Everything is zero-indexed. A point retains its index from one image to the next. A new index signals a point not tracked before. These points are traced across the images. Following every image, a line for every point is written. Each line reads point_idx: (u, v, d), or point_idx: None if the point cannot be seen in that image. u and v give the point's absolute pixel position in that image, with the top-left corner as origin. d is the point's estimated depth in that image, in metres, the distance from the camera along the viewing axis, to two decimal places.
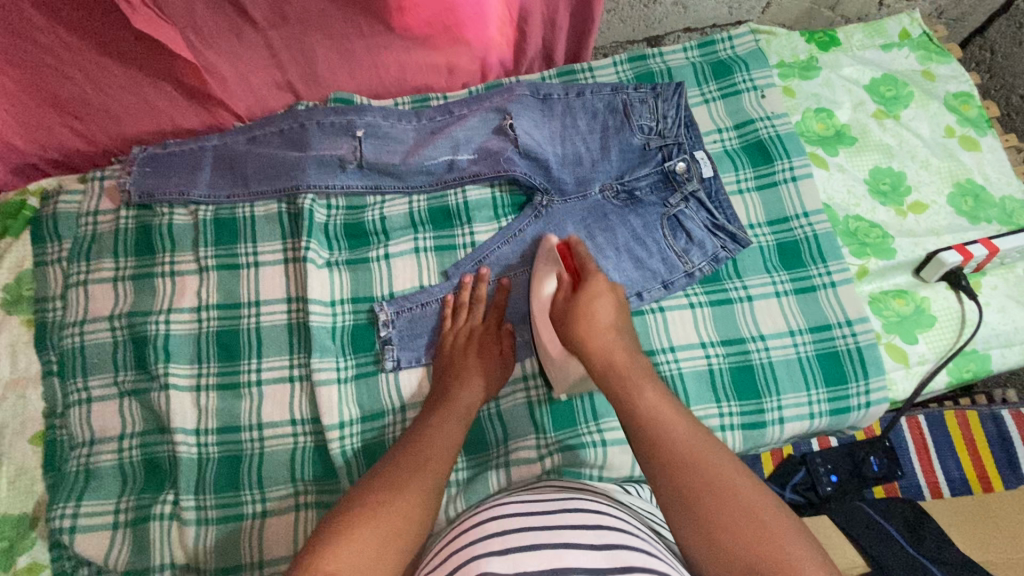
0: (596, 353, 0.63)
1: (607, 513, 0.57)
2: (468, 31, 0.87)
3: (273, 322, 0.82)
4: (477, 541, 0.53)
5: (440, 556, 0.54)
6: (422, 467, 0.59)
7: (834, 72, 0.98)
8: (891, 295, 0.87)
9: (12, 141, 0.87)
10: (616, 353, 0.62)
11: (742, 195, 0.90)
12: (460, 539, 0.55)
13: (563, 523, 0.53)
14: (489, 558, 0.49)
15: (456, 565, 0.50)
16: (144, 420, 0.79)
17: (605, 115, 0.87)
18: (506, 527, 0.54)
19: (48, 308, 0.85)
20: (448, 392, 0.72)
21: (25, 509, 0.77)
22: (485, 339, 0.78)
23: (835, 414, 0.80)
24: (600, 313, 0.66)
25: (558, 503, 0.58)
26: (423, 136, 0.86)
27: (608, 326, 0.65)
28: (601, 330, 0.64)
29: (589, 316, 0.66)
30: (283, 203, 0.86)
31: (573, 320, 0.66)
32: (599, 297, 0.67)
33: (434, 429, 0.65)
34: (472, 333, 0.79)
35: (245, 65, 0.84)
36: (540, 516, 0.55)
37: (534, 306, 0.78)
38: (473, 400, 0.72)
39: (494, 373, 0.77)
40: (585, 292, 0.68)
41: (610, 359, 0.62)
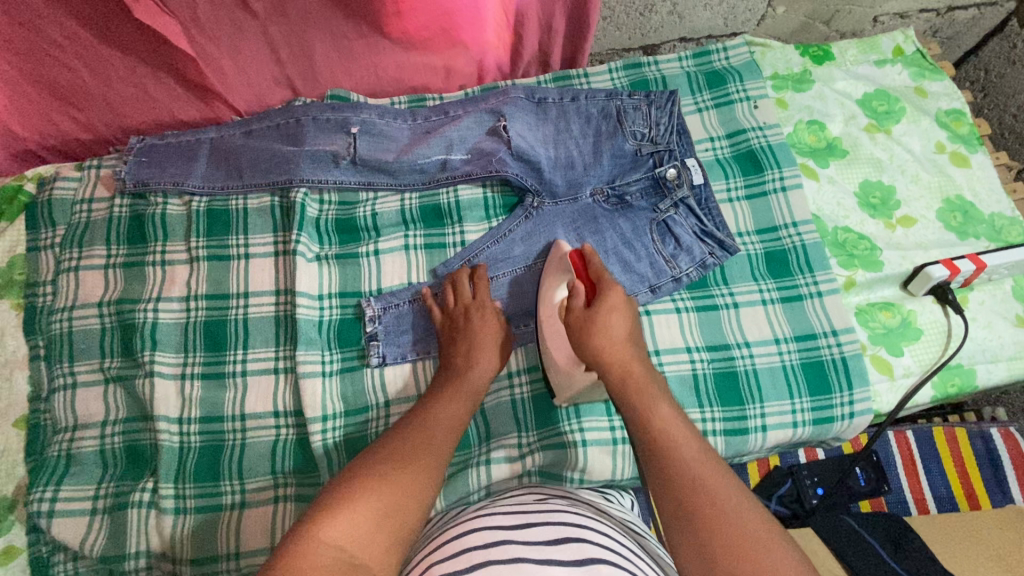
0: (615, 368, 0.64)
1: (590, 527, 0.56)
2: (465, 33, 0.89)
3: (261, 314, 0.83)
4: (450, 555, 0.52)
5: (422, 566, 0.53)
6: (425, 449, 0.59)
7: (828, 85, 0.99)
8: (877, 308, 0.87)
9: (11, 127, 0.88)
10: (634, 367, 0.64)
11: (732, 203, 0.91)
12: (440, 549, 0.55)
13: (543, 537, 0.53)
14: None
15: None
16: (128, 407, 0.79)
17: (599, 120, 0.88)
18: (484, 540, 0.53)
19: (39, 293, 0.85)
20: (459, 370, 0.72)
21: (5, 491, 0.77)
22: (486, 319, 0.76)
23: (819, 424, 0.80)
24: (617, 329, 0.66)
25: (542, 514, 0.57)
26: (418, 135, 0.87)
27: (623, 340, 0.66)
28: (621, 346, 0.65)
29: (609, 331, 0.66)
30: (277, 196, 0.87)
31: (590, 335, 0.66)
32: (617, 311, 0.67)
33: (440, 410, 0.66)
34: (473, 314, 0.77)
35: (244, 59, 0.86)
36: (520, 530, 0.54)
37: (540, 307, 0.76)
38: (485, 378, 0.72)
39: (505, 348, 0.77)
40: (604, 306, 0.67)
41: (630, 377, 0.63)
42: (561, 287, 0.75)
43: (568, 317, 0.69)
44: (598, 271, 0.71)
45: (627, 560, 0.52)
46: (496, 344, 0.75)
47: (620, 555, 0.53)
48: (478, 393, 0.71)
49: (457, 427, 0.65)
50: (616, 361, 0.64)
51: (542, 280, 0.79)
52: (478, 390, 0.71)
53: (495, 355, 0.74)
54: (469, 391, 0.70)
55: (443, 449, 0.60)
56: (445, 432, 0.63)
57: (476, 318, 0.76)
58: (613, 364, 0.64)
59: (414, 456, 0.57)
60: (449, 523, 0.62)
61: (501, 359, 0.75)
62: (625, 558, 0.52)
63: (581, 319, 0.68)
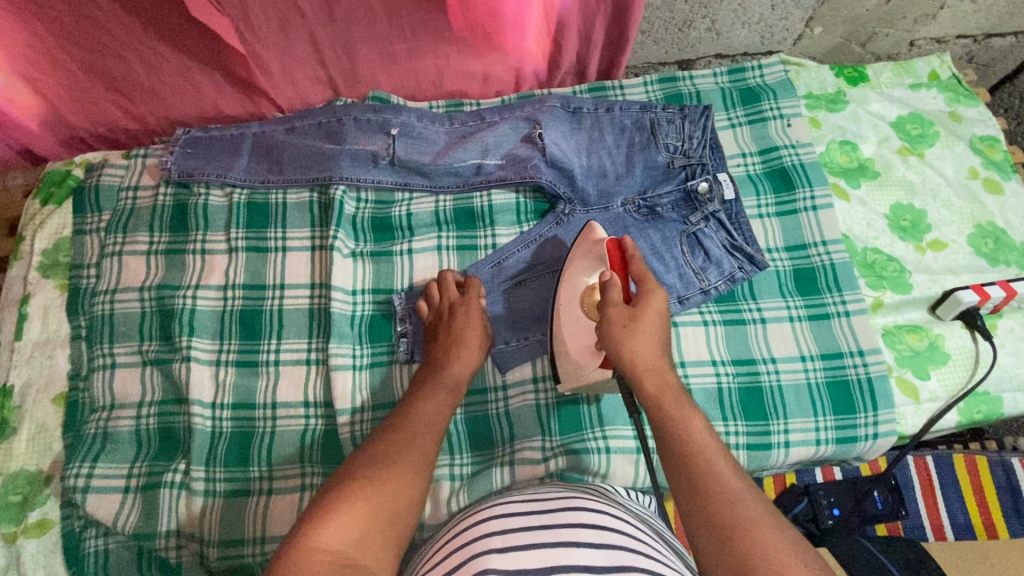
0: (649, 376, 0.63)
1: (606, 511, 0.58)
2: (506, 41, 0.90)
3: (296, 306, 0.85)
4: (474, 544, 0.54)
5: (443, 552, 0.56)
6: (412, 448, 0.60)
7: (862, 107, 1.00)
8: (905, 330, 0.87)
9: (64, 114, 0.92)
10: (667, 377, 0.63)
11: (762, 219, 0.91)
12: (463, 533, 0.57)
13: (563, 521, 0.55)
14: (492, 555, 0.50)
15: (457, 563, 0.52)
16: (163, 389, 0.81)
17: (632, 131, 0.89)
18: (507, 525, 0.55)
19: (83, 275, 0.88)
20: (441, 367, 0.74)
21: (42, 465, 0.79)
22: (470, 317, 0.78)
23: (842, 443, 0.80)
24: (654, 332, 0.65)
25: (559, 501, 0.59)
26: (454, 139, 0.89)
27: (659, 346, 0.65)
28: (657, 354, 0.64)
29: (648, 335, 0.65)
30: (315, 192, 0.90)
31: (630, 335, 0.64)
32: (657, 317, 0.66)
33: (422, 407, 0.67)
34: (457, 312, 0.79)
35: (291, 58, 0.88)
36: (540, 515, 0.56)
37: (562, 292, 0.75)
38: (464, 374, 0.74)
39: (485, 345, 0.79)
40: (645, 308, 0.66)
41: (663, 386, 0.62)
42: (590, 274, 0.73)
43: (606, 311, 0.67)
44: (639, 270, 0.70)
45: (643, 542, 0.54)
46: (478, 342, 0.78)
47: (638, 540, 0.54)
48: (457, 388, 0.73)
49: (442, 422, 0.67)
50: (652, 367, 0.63)
51: (568, 264, 0.77)
52: (458, 384, 0.73)
53: (474, 353, 0.76)
54: (449, 387, 0.72)
55: (429, 446, 0.62)
56: (430, 427, 0.65)
57: (460, 316, 0.78)
58: (647, 368, 0.63)
59: (401, 456, 0.59)
60: (468, 511, 0.64)
61: (484, 353, 0.78)
62: (642, 540, 0.55)
63: (623, 316, 0.66)
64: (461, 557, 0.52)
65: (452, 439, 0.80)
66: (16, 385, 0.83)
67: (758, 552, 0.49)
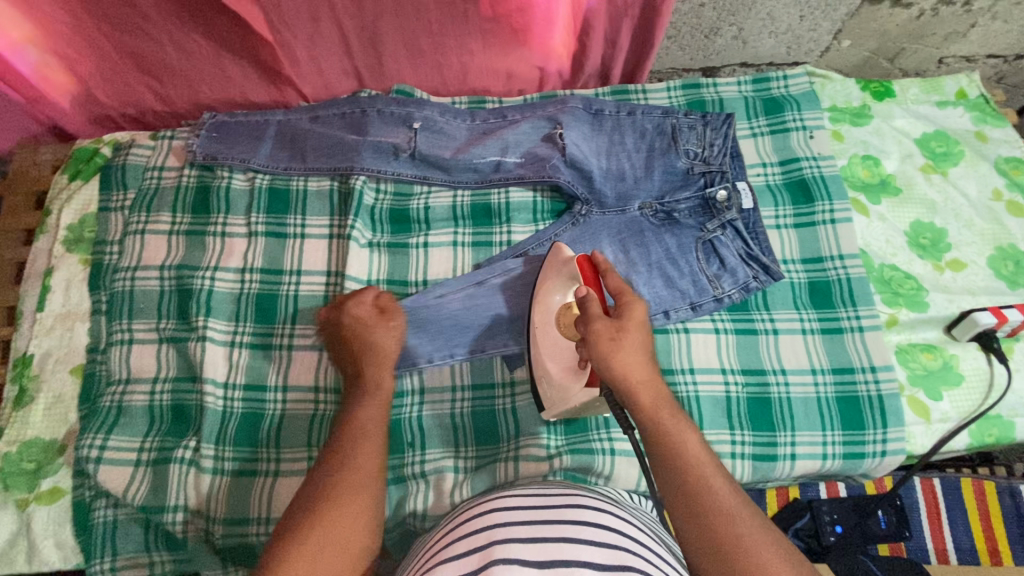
0: (642, 388, 0.59)
1: (607, 510, 0.58)
2: (532, 39, 0.91)
3: (312, 292, 0.86)
4: (474, 537, 0.54)
5: (440, 546, 0.56)
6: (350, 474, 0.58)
7: (886, 122, 0.99)
8: (919, 349, 0.86)
9: (95, 93, 0.95)
10: (660, 386, 0.61)
11: (779, 230, 0.91)
12: (465, 526, 0.58)
13: (566, 517, 0.55)
14: (507, 544, 0.51)
15: (456, 556, 0.52)
16: (178, 367, 0.83)
17: (653, 136, 0.89)
18: (512, 518, 0.56)
19: (106, 251, 0.89)
20: (364, 372, 0.71)
21: (56, 435, 0.81)
22: (358, 315, 0.76)
23: (849, 459, 0.79)
24: (641, 341, 0.62)
25: (562, 497, 0.59)
26: (475, 136, 0.90)
27: (648, 356, 0.61)
28: (646, 365, 0.61)
29: (638, 346, 0.61)
30: (336, 181, 0.91)
31: (618, 351, 0.60)
32: (642, 329, 0.63)
33: (357, 419, 0.65)
34: (356, 311, 0.77)
35: (318, 48, 0.89)
36: (544, 510, 0.56)
37: (537, 312, 0.75)
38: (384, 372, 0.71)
39: (393, 333, 0.75)
40: (630, 319, 0.63)
41: (657, 399, 0.60)
42: (563, 292, 0.74)
43: (590, 327, 0.63)
44: (617, 283, 0.67)
45: (644, 543, 0.55)
46: (387, 329, 0.75)
47: (636, 539, 0.55)
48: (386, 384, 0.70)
49: (382, 428, 0.64)
50: (645, 381, 0.60)
51: (541, 281, 0.77)
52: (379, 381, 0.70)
53: (388, 342, 0.74)
54: (373, 389, 0.69)
55: (371, 462, 0.60)
56: (371, 441, 0.62)
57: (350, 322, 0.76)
58: (640, 381, 0.60)
59: (339, 485, 0.57)
60: (463, 508, 0.64)
61: (399, 336, 0.76)
62: (643, 542, 0.55)
63: (610, 330, 0.62)
64: (465, 548, 0.53)
65: (457, 432, 0.81)
66: (36, 355, 0.85)
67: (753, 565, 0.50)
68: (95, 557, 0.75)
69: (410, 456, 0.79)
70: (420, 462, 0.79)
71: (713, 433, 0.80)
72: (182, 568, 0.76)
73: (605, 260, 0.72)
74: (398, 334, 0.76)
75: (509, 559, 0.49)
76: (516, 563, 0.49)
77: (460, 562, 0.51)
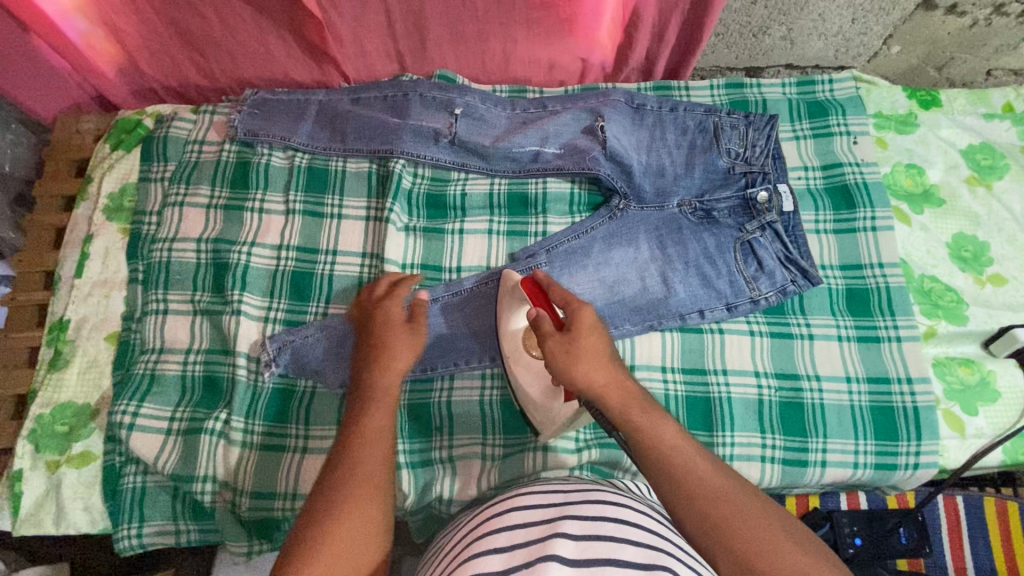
0: (608, 392, 0.60)
1: (629, 506, 0.56)
2: (578, 29, 0.90)
3: (347, 272, 0.86)
4: (507, 532, 0.53)
5: (468, 542, 0.54)
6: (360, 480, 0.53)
7: (932, 131, 0.97)
8: (956, 362, 0.85)
9: (141, 65, 0.96)
10: (628, 385, 0.61)
11: (818, 235, 0.90)
12: (482, 525, 0.56)
13: (587, 514, 0.53)
14: (560, 539, 0.49)
15: (489, 551, 0.50)
16: (211, 339, 0.83)
17: (695, 133, 0.88)
18: (528, 519, 0.54)
19: (144, 221, 0.90)
20: (369, 380, 0.66)
21: (90, 400, 0.82)
22: (388, 317, 0.75)
23: (881, 469, 0.78)
24: (596, 348, 0.62)
25: (580, 494, 0.57)
26: (515, 125, 0.89)
27: (607, 358, 0.62)
28: (606, 368, 0.61)
29: (594, 352, 0.62)
30: (374, 164, 0.91)
31: (578, 361, 0.61)
32: (594, 332, 0.63)
33: (364, 421, 0.60)
34: (388, 313, 0.75)
35: (363, 30, 0.89)
36: (564, 508, 0.54)
37: (504, 342, 0.77)
38: (395, 378, 0.66)
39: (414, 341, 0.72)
40: (578, 328, 0.64)
41: (627, 397, 0.59)
42: (521, 316, 0.76)
43: (544, 345, 0.64)
44: (561, 293, 0.68)
45: (666, 536, 0.53)
46: (408, 339, 0.72)
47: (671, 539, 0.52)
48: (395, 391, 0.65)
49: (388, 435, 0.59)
50: (610, 384, 0.60)
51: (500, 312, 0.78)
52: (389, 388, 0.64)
53: (404, 352, 0.70)
54: (381, 395, 0.64)
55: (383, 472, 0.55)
56: (378, 446, 0.57)
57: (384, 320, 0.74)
58: (604, 386, 0.60)
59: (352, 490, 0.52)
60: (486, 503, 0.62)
61: (415, 344, 0.72)
62: (668, 535, 0.53)
63: (563, 344, 0.63)
64: (498, 544, 0.51)
65: (485, 420, 0.80)
66: (72, 320, 0.86)
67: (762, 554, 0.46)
68: (122, 522, 0.76)
69: (438, 441, 0.80)
70: (447, 448, 0.79)
71: (744, 435, 0.80)
72: (208, 538, 0.77)
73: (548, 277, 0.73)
74: (415, 341, 0.72)
75: (551, 556, 0.47)
76: (563, 562, 0.47)
77: (496, 558, 0.49)
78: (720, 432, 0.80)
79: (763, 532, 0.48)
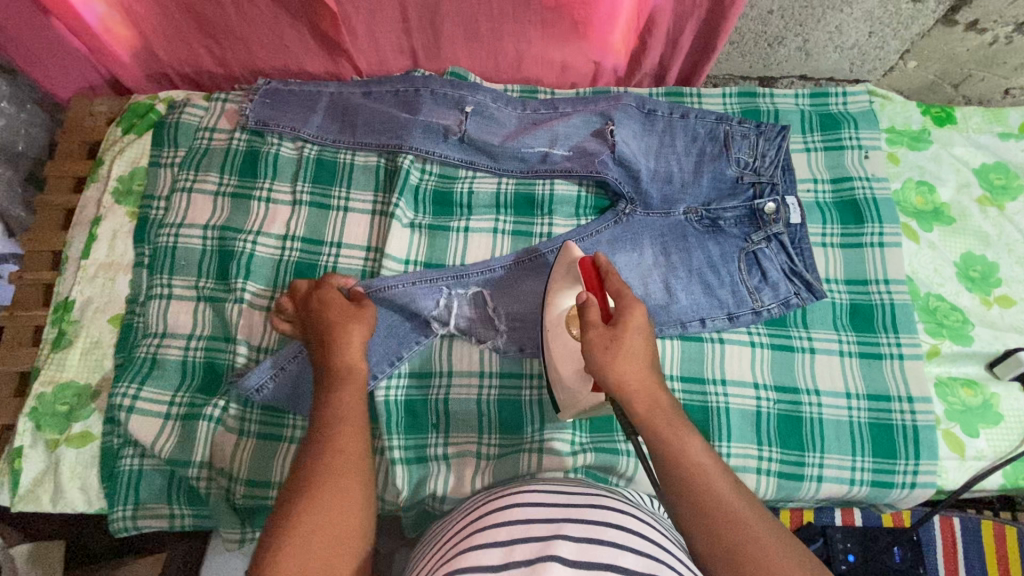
0: (641, 394, 0.59)
1: (629, 513, 0.56)
2: (593, 31, 0.90)
3: (350, 266, 0.87)
4: (503, 528, 0.53)
5: (465, 537, 0.55)
6: (338, 455, 0.56)
7: (945, 149, 0.96)
8: (959, 383, 0.84)
9: (156, 50, 0.96)
10: (659, 396, 0.60)
11: (825, 248, 0.89)
12: (481, 521, 0.56)
13: (589, 518, 0.53)
14: (563, 540, 0.49)
15: (482, 548, 0.51)
16: (213, 326, 0.84)
17: (705, 141, 0.88)
18: (529, 517, 0.54)
19: (152, 205, 0.91)
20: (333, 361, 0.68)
21: (91, 380, 0.83)
22: (328, 296, 0.76)
23: (876, 487, 0.78)
24: (637, 346, 0.61)
25: (582, 497, 0.57)
26: (525, 125, 0.89)
27: (645, 362, 0.61)
28: (645, 371, 0.60)
29: (634, 353, 0.61)
30: (383, 158, 0.91)
31: (615, 358, 0.61)
32: (640, 334, 0.62)
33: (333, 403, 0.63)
34: (329, 294, 0.76)
35: (377, 24, 0.89)
36: (566, 509, 0.55)
37: (546, 316, 0.74)
38: (350, 356, 0.69)
39: (364, 316, 0.74)
40: (624, 325, 0.62)
41: (655, 409, 0.59)
42: (567, 297, 0.73)
43: (585, 337, 0.63)
44: (616, 286, 0.66)
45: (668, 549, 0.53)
46: (359, 318, 0.73)
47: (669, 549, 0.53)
48: (359, 367, 0.68)
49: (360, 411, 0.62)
50: (642, 389, 0.59)
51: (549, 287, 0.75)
52: (349, 367, 0.67)
53: (357, 328, 0.72)
54: (343, 374, 0.66)
55: (356, 447, 0.58)
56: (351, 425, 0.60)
57: (320, 300, 0.75)
58: (637, 390, 0.60)
59: (335, 467, 0.55)
60: (485, 499, 0.62)
61: (369, 321, 0.74)
62: (668, 548, 0.53)
63: (604, 338, 0.62)
64: (495, 539, 0.51)
65: (481, 419, 0.80)
66: (77, 301, 0.86)
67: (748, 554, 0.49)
68: (118, 504, 0.77)
69: (433, 438, 0.80)
70: (443, 445, 0.80)
71: (741, 446, 0.79)
72: (202, 523, 0.78)
73: (607, 262, 0.70)
74: (370, 318, 0.74)
75: (551, 556, 0.47)
76: (563, 563, 0.47)
77: (493, 552, 0.49)
78: (717, 441, 0.79)
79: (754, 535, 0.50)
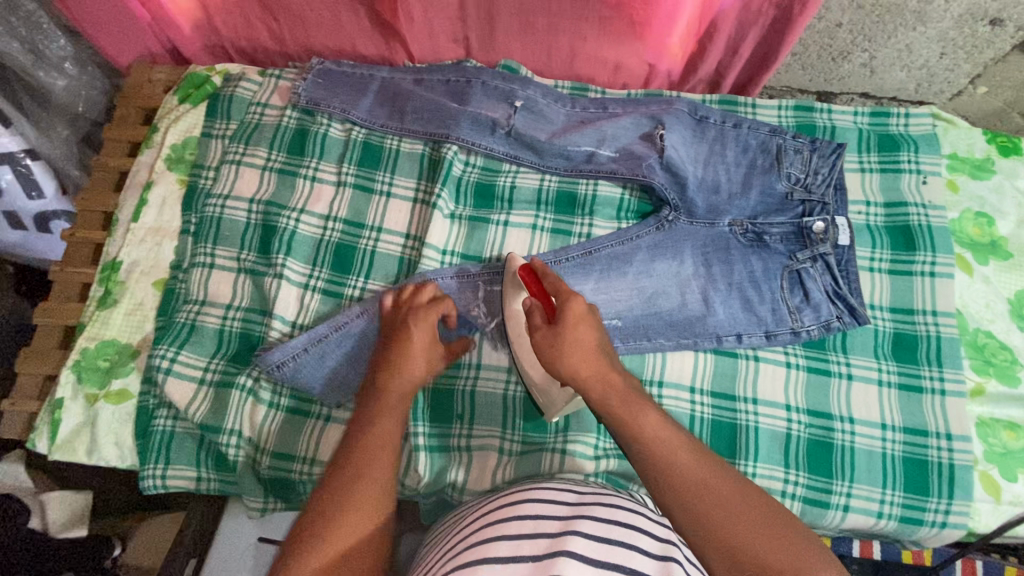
0: (592, 383, 0.61)
1: (647, 516, 0.56)
2: (651, 32, 0.88)
3: (389, 251, 0.87)
4: (520, 520, 0.53)
5: (479, 526, 0.55)
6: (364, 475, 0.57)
7: (1009, 180, 0.92)
8: (1001, 425, 0.81)
9: (215, 23, 0.98)
10: (612, 377, 0.61)
11: (872, 273, 0.86)
12: (497, 512, 0.56)
13: (609, 518, 0.52)
14: (579, 537, 0.48)
15: (497, 537, 0.51)
16: (251, 298, 0.85)
17: (756, 152, 0.86)
18: (544, 512, 0.54)
19: (202, 174, 0.93)
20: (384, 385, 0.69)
21: (132, 340, 0.86)
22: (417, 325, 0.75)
23: (905, 523, 0.76)
24: (586, 338, 0.64)
25: (601, 499, 0.57)
26: (573, 122, 0.89)
27: (593, 350, 0.63)
28: (594, 360, 0.62)
29: (578, 345, 0.63)
30: (428, 146, 0.91)
31: (562, 351, 0.63)
32: (583, 322, 0.64)
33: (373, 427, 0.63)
34: (420, 316, 0.76)
35: (435, 11, 0.89)
36: (579, 508, 0.54)
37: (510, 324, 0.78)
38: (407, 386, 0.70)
39: (435, 355, 0.75)
40: (566, 317, 0.65)
41: (607, 389, 0.60)
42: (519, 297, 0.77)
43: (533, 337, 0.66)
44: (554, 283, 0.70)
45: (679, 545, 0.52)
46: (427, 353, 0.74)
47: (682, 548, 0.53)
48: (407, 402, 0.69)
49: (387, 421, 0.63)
50: (592, 375, 0.61)
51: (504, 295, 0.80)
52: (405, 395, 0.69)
53: (421, 360, 0.72)
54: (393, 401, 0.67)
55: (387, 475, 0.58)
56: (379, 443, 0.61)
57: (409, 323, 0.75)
58: (591, 378, 0.61)
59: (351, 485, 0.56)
60: (501, 492, 0.63)
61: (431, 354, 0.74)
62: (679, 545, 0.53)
63: (549, 337, 0.64)
64: (513, 530, 0.51)
65: (505, 413, 0.81)
66: (123, 262, 0.89)
67: (726, 525, 0.48)
68: (150, 461, 0.79)
69: (457, 429, 0.80)
70: (465, 437, 0.80)
71: (767, 467, 0.78)
72: (225, 489, 0.80)
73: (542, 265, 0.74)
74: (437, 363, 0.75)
75: (570, 552, 0.47)
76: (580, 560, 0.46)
77: (511, 543, 0.49)
78: (743, 460, 0.78)
79: (729, 503, 0.49)
